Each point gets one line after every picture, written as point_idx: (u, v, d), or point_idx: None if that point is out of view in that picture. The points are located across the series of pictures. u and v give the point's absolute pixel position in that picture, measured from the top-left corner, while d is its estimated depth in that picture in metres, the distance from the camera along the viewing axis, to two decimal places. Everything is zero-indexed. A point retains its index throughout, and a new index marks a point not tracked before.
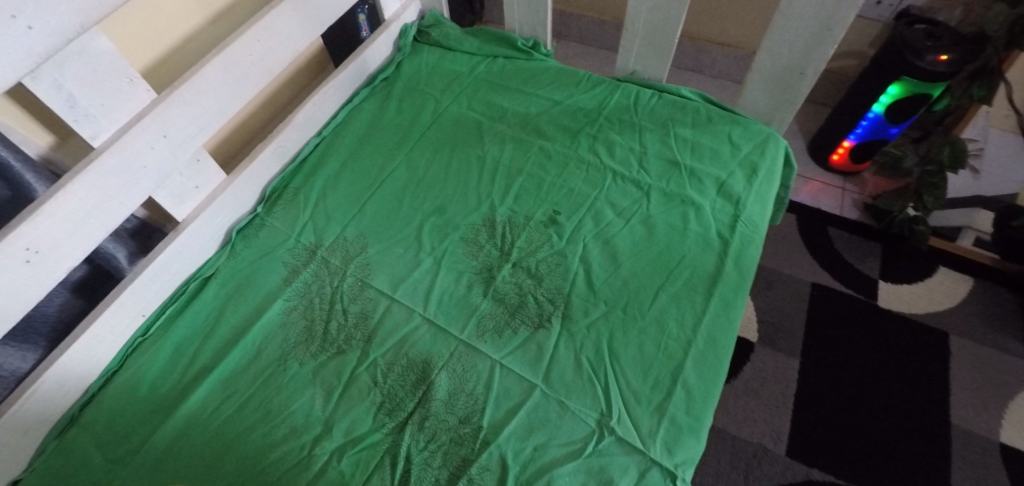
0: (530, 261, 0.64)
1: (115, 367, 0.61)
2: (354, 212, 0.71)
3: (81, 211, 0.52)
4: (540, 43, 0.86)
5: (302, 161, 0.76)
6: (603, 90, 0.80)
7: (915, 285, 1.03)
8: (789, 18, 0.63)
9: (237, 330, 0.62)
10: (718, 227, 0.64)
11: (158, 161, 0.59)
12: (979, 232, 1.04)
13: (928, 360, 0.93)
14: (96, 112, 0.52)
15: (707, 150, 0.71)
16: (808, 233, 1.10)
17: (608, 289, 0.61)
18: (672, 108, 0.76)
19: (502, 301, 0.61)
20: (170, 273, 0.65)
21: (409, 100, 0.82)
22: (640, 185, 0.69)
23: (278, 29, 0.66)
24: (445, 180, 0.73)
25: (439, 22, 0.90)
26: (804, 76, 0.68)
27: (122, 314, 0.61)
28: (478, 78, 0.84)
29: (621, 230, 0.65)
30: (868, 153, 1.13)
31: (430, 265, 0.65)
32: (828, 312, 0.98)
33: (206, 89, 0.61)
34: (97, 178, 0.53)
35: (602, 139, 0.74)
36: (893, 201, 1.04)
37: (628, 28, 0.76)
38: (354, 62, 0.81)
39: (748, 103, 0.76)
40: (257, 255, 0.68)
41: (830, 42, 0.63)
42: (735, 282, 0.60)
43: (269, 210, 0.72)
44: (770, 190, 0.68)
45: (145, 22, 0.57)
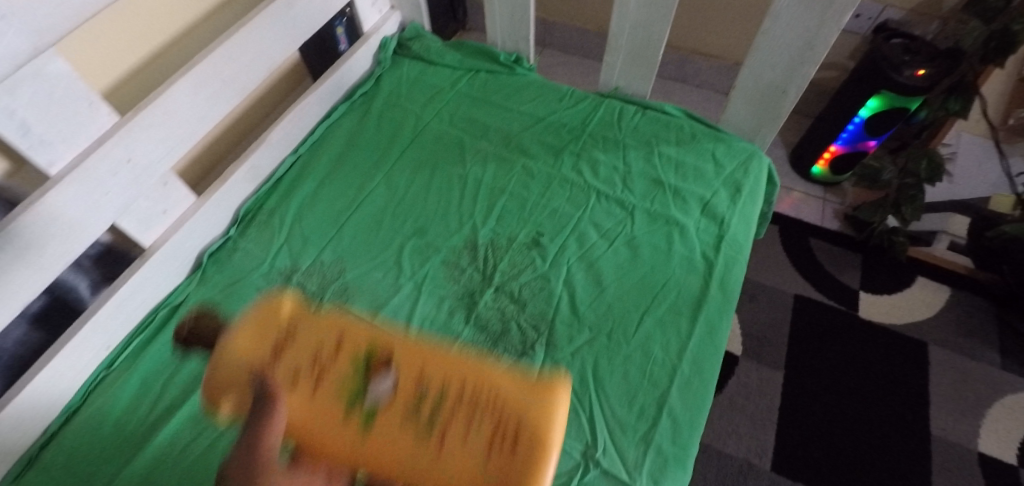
0: (513, 285, 0.62)
1: (78, 403, 0.58)
2: (332, 234, 0.69)
3: (37, 243, 0.49)
4: (522, 57, 0.84)
5: (277, 181, 0.74)
6: (587, 106, 0.79)
7: (895, 295, 1.03)
8: (771, 38, 0.63)
9: (208, 361, 0.60)
10: (703, 248, 0.64)
11: (122, 187, 0.56)
12: (953, 236, 1.06)
13: (908, 371, 0.94)
14: (52, 138, 0.49)
15: (690, 169, 0.70)
16: (790, 244, 1.10)
17: (592, 314, 0.60)
18: (656, 125, 0.75)
19: (485, 328, 0.59)
20: (136, 301, 0.62)
21: (388, 116, 0.80)
22: (625, 205, 0.68)
23: (250, 46, 0.64)
24: (426, 200, 0.71)
25: (420, 35, 0.88)
26: (786, 95, 0.68)
27: (85, 347, 0.58)
28: (459, 92, 0.82)
29: (605, 253, 0.64)
30: (848, 165, 1.14)
31: (411, 290, 0.63)
32: (810, 324, 0.99)
33: (173, 110, 0.58)
34: (54, 207, 0.50)
35: (586, 158, 0.73)
36: (873, 213, 1.05)
37: (610, 44, 0.75)
38: (332, 76, 0.78)
39: (731, 120, 0.76)
40: (229, 281, 0.66)
41: (812, 62, 0.63)
42: (720, 306, 0.60)
43: (242, 232, 0.70)
44: (754, 209, 0.68)
45: (107, 43, 0.55)
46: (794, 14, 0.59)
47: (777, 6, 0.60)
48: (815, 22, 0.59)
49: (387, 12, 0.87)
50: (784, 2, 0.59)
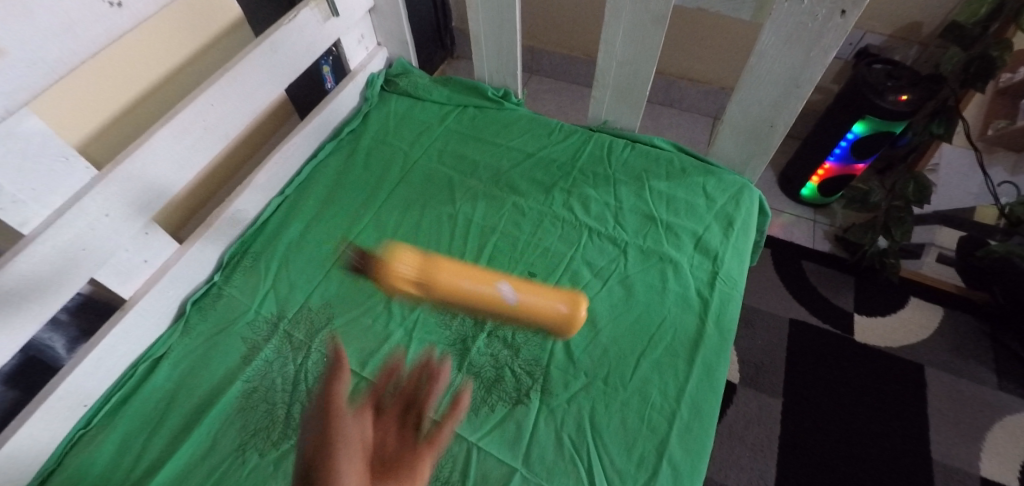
0: (506, 328, 0.61)
1: (52, 466, 0.55)
2: (319, 278, 0.67)
3: (9, 306, 0.47)
4: (510, 92, 0.85)
5: (263, 223, 0.73)
6: (576, 140, 0.78)
7: (889, 317, 1.03)
8: (757, 76, 0.63)
9: (191, 418, 0.58)
10: (697, 285, 0.63)
11: (99, 241, 0.54)
12: (942, 249, 1.05)
13: (908, 396, 0.93)
14: (25, 197, 0.47)
15: (682, 204, 0.70)
16: (783, 268, 1.10)
17: (587, 358, 0.58)
18: (646, 159, 0.75)
19: (478, 374, 0.58)
20: (116, 355, 0.60)
21: (376, 154, 0.79)
22: (617, 242, 0.67)
23: (233, 92, 0.63)
24: (416, 240, 0.70)
25: (407, 71, 0.88)
26: (774, 129, 0.68)
27: (60, 407, 0.56)
28: (448, 129, 0.81)
29: (599, 292, 0.63)
30: (837, 187, 1.13)
31: (401, 336, 0.61)
32: (807, 350, 0.98)
33: (153, 160, 0.57)
34: (28, 268, 0.48)
35: (577, 194, 0.72)
36: (863, 235, 1.04)
37: (598, 80, 0.75)
38: (318, 116, 0.78)
39: (720, 152, 0.76)
40: (214, 330, 0.64)
41: (799, 98, 0.63)
42: (717, 345, 0.59)
43: (226, 278, 0.68)
44: (747, 243, 0.67)
45: (84, 96, 0.55)
46: (779, 53, 0.60)
47: (761, 45, 0.60)
48: (799, 60, 0.59)
49: (373, 49, 0.87)
50: (769, 41, 0.59)
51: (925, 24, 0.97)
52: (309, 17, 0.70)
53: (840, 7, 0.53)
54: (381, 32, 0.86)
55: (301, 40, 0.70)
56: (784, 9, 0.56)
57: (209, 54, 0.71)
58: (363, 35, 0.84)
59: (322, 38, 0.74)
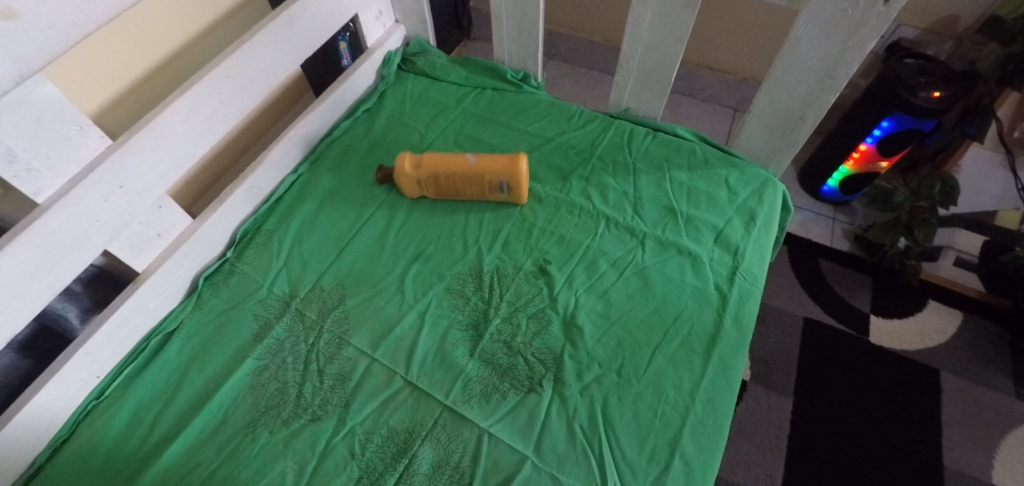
0: (519, 316, 0.60)
1: (66, 435, 0.56)
2: (332, 258, 0.66)
3: (22, 274, 0.47)
4: (530, 75, 0.83)
5: (277, 200, 0.72)
6: (596, 126, 0.77)
7: (906, 319, 1.01)
8: (790, 65, 0.61)
9: (202, 393, 0.58)
10: (716, 279, 0.62)
11: (114, 213, 0.53)
12: (960, 252, 1.01)
13: (924, 400, 0.92)
14: (40, 165, 0.46)
15: (703, 196, 0.68)
16: (799, 265, 1.08)
17: (601, 349, 0.57)
18: (667, 148, 0.73)
19: (490, 362, 0.57)
20: (129, 328, 0.60)
21: (392, 134, 0.78)
22: (635, 232, 0.66)
23: (249, 64, 0.62)
24: (430, 223, 0.69)
25: (425, 49, 0.86)
26: (803, 122, 0.66)
27: (74, 378, 0.56)
28: (465, 110, 0.80)
29: (615, 283, 0.62)
30: (858, 186, 1.11)
31: (413, 319, 0.61)
32: (821, 350, 0.97)
33: (169, 132, 0.56)
34: (42, 236, 0.47)
35: (595, 182, 0.71)
36: (884, 234, 1.02)
37: (622, 65, 0.73)
38: (334, 93, 0.76)
39: (745, 144, 0.74)
40: (225, 307, 0.64)
41: (832, 90, 0.61)
42: (735, 342, 0.57)
43: (239, 255, 0.67)
44: (769, 239, 0.66)
45: (96, 63, 0.54)
46: (815, 41, 0.57)
47: (796, 33, 0.58)
48: (836, 50, 0.57)
49: (391, 26, 0.85)
50: (804, 29, 0.57)
51: (963, 17, 0.94)
52: None
53: None
54: (400, 9, 0.84)
55: (319, 13, 0.68)
56: None
57: (226, 25, 0.70)
58: (381, 12, 0.82)
59: (340, 13, 0.72)
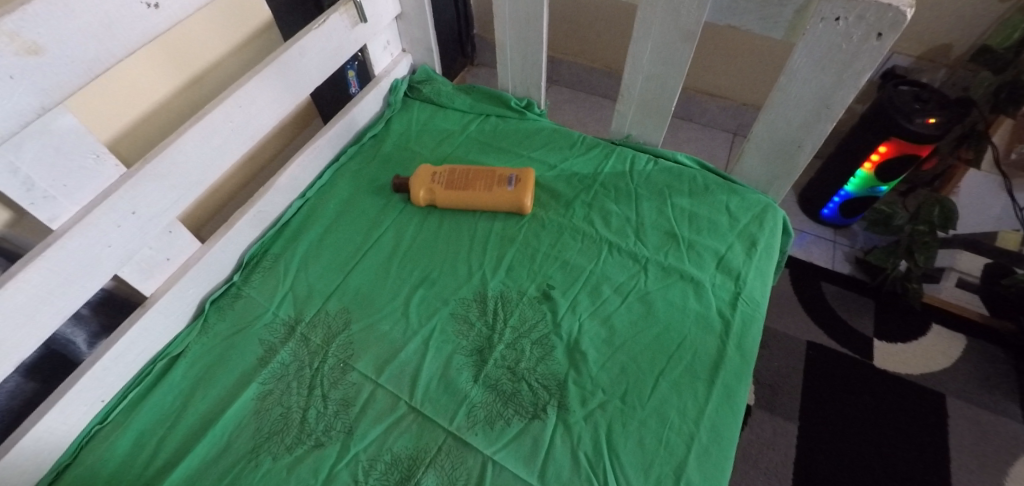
0: (523, 342, 0.60)
1: (68, 459, 0.55)
2: (338, 282, 0.67)
3: (33, 299, 0.48)
4: (533, 103, 0.85)
5: (284, 225, 0.73)
6: (598, 153, 0.78)
7: (910, 343, 1.01)
8: (787, 95, 0.62)
9: (206, 417, 0.58)
10: (719, 305, 0.62)
11: (125, 239, 0.54)
12: (961, 274, 1.03)
13: (931, 426, 0.91)
14: (56, 193, 0.48)
15: (704, 222, 0.69)
16: (801, 289, 1.08)
17: (605, 375, 0.57)
18: (668, 174, 0.74)
19: (494, 387, 0.57)
20: (135, 352, 0.61)
21: (397, 160, 0.79)
22: (637, 258, 0.66)
23: (261, 94, 0.63)
24: (434, 247, 0.69)
25: (431, 77, 0.88)
26: (801, 150, 0.67)
27: (79, 402, 0.56)
28: (470, 137, 0.82)
29: (618, 309, 0.62)
30: (858, 210, 1.12)
31: (418, 345, 0.61)
32: (825, 374, 0.96)
33: (182, 160, 0.57)
34: (54, 262, 0.48)
35: (598, 208, 0.72)
36: (885, 258, 1.02)
37: (623, 94, 0.75)
38: (342, 120, 0.78)
39: (745, 171, 0.75)
40: (231, 331, 0.64)
41: (829, 119, 0.62)
42: (738, 368, 0.57)
43: (246, 279, 0.68)
44: (770, 265, 0.66)
45: (109, 96, 0.57)
46: (812, 73, 0.59)
47: (792, 65, 0.59)
48: (831, 81, 0.58)
49: (398, 55, 0.87)
50: (800, 61, 0.58)
51: (955, 46, 0.96)
52: (338, 22, 0.70)
53: (877, 29, 0.52)
54: (407, 39, 0.87)
55: (329, 44, 0.70)
56: (818, 29, 0.55)
57: (235, 58, 0.73)
58: (388, 41, 0.84)
59: (349, 44, 0.74)
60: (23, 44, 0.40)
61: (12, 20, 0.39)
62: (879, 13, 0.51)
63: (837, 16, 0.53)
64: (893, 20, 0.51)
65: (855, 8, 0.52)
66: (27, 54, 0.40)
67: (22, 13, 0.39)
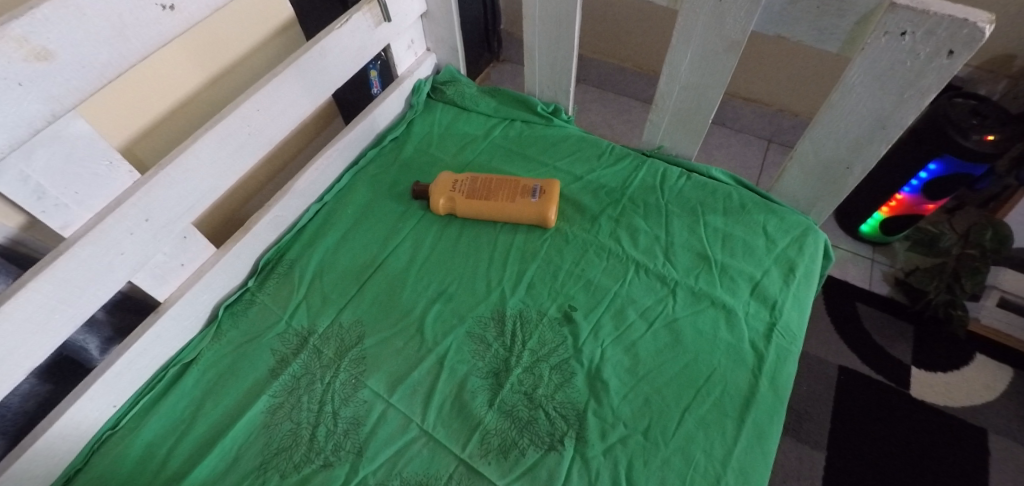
0: (542, 366, 0.57)
1: (79, 465, 0.55)
2: (352, 293, 0.65)
3: (44, 307, 0.47)
4: (561, 109, 0.81)
5: (300, 230, 0.71)
6: (628, 164, 0.74)
7: (951, 374, 0.94)
8: (840, 113, 0.58)
9: (215, 429, 0.56)
10: (752, 336, 0.58)
11: (138, 246, 0.53)
12: (1003, 292, 0.93)
13: (973, 463, 0.85)
14: (68, 201, 0.47)
15: (739, 243, 0.65)
16: (835, 309, 1.03)
17: (627, 407, 0.54)
18: (702, 190, 0.70)
19: (510, 414, 0.55)
20: (147, 358, 0.60)
21: (417, 165, 0.77)
22: (666, 280, 0.63)
23: (280, 96, 0.61)
24: (452, 260, 0.67)
25: (455, 78, 0.85)
26: (850, 172, 0.63)
27: (90, 408, 0.55)
28: (493, 143, 0.78)
29: (644, 336, 0.59)
30: (899, 228, 1.05)
31: (432, 364, 0.59)
32: (857, 401, 0.91)
33: (196, 166, 0.55)
34: (65, 271, 0.47)
35: (625, 224, 0.68)
36: (928, 280, 0.96)
37: (657, 103, 0.71)
38: (362, 122, 0.75)
39: (785, 189, 0.70)
40: (243, 340, 0.63)
41: (884, 141, 0.58)
42: (771, 407, 0.54)
43: (260, 284, 0.67)
44: (809, 294, 0.62)
45: (123, 102, 0.56)
46: (869, 91, 0.54)
47: (848, 81, 0.54)
48: (891, 101, 0.54)
49: (422, 54, 0.84)
50: (857, 78, 0.54)
51: (1020, 56, 0.88)
52: (360, 22, 0.67)
53: (949, 46, 0.47)
54: (432, 38, 0.83)
55: (351, 44, 0.68)
56: (880, 43, 0.50)
57: (255, 58, 0.71)
58: (412, 40, 0.81)
59: (372, 44, 0.71)
60: (32, 50, 0.38)
61: (20, 25, 0.37)
62: (952, 29, 0.46)
63: (903, 30, 0.48)
64: (969, 37, 0.45)
65: (926, 23, 0.46)
66: (36, 60, 0.39)
67: (30, 17, 0.37)
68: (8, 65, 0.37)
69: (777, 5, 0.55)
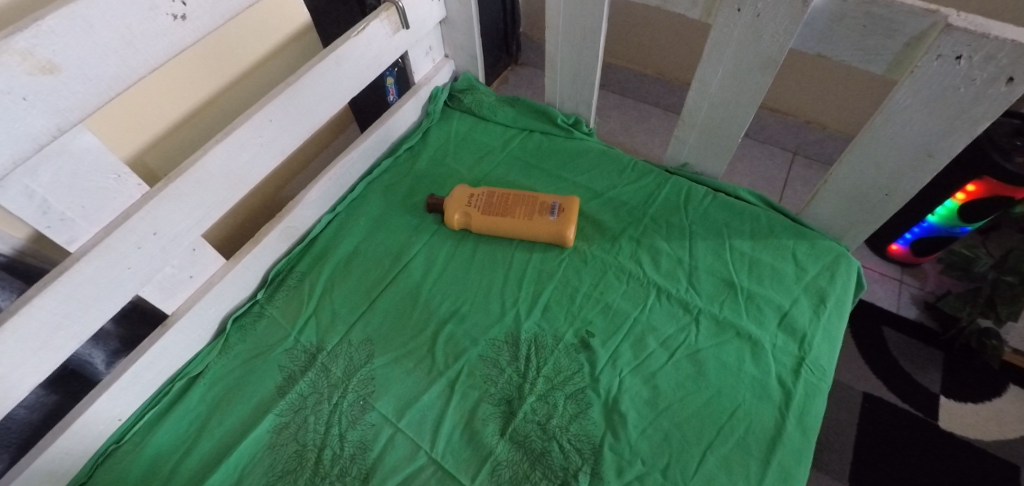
0: (556, 395, 0.55)
1: (82, 480, 0.54)
2: (362, 310, 0.63)
3: (49, 324, 0.45)
4: (581, 121, 0.79)
5: (311, 241, 0.69)
6: (651, 181, 0.71)
7: (982, 405, 0.88)
8: (882, 137, 0.54)
9: (219, 448, 0.55)
10: (780, 371, 0.55)
11: (145, 260, 0.52)
12: None
13: None
14: (73, 215, 0.46)
15: (766, 270, 0.62)
16: (860, 331, 0.97)
17: (645, 443, 0.52)
18: (728, 211, 0.67)
19: (522, 445, 0.52)
20: (153, 372, 0.58)
21: (432, 176, 0.75)
22: (689, 308, 0.60)
23: (294, 105, 0.59)
24: (466, 279, 0.65)
25: (473, 86, 0.83)
26: (889, 198, 0.59)
27: (95, 422, 0.54)
28: (511, 155, 0.76)
29: (664, 367, 0.56)
30: (932, 249, 0.97)
31: (443, 388, 0.57)
32: (882, 430, 0.86)
33: (206, 179, 0.54)
34: (71, 287, 0.46)
35: (647, 245, 0.65)
36: (962, 307, 0.89)
37: (683, 119, 0.68)
38: (378, 130, 0.73)
39: (817, 213, 0.67)
40: (252, 354, 0.61)
41: (929, 169, 0.54)
42: (798, 447, 0.50)
43: (270, 296, 0.65)
44: (841, 326, 0.58)
45: (134, 112, 0.55)
46: (915, 117, 0.51)
47: (893, 105, 0.51)
48: (940, 127, 0.50)
49: (440, 61, 0.82)
50: (903, 102, 0.50)
51: None
52: (378, 29, 0.65)
53: (1009, 73, 0.44)
54: (450, 44, 0.81)
55: (369, 52, 0.66)
56: (931, 67, 0.47)
57: (269, 64, 0.69)
58: (430, 47, 0.79)
59: (390, 51, 0.69)
60: (37, 63, 0.37)
61: (24, 38, 0.35)
62: (1014, 55, 0.42)
63: (959, 54, 0.45)
64: None
65: (984, 47, 0.43)
66: (42, 73, 0.37)
67: (34, 29, 0.36)
68: (12, 79, 0.36)
69: (820, 22, 0.51)
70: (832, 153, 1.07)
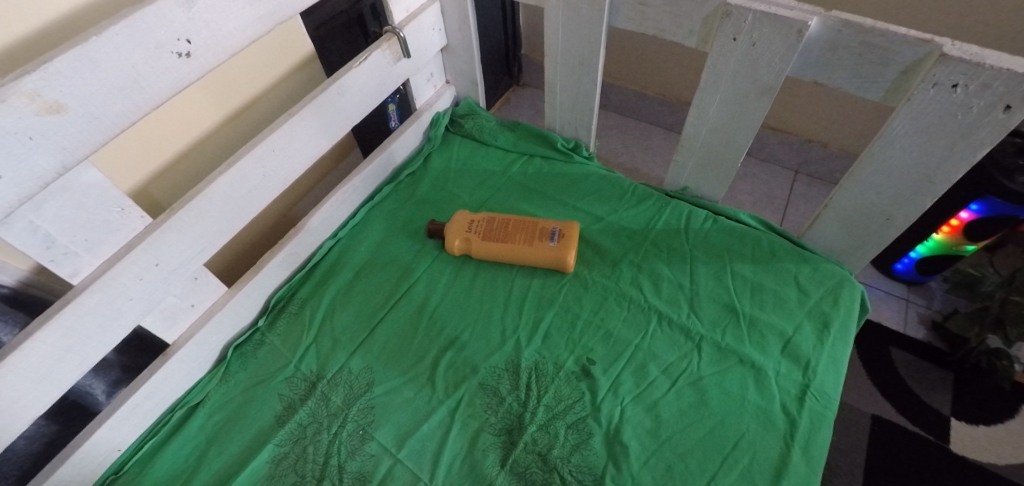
0: (557, 424, 0.54)
1: None
2: (362, 337, 0.63)
3: (50, 358, 0.46)
4: (581, 145, 0.79)
5: (313, 267, 0.70)
6: (651, 205, 0.71)
7: (995, 428, 0.86)
8: (881, 163, 0.54)
9: (217, 479, 0.54)
10: (784, 399, 0.54)
11: (148, 291, 0.52)
12: None
13: None
14: (77, 248, 0.46)
15: (769, 295, 0.62)
16: (868, 352, 0.96)
17: (648, 475, 0.51)
18: (729, 235, 0.67)
19: (523, 477, 0.52)
20: (153, 401, 0.58)
21: (433, 202, 0.75)
22: (690, 334, 0.60)
23: (297, 135, 0.60)
24: (468, 305, 0.64)
25: (474, 111, 0.84)
26: (891, 223, 0.59)
27: (94, 453, 0.54)
28: (512, 179, 0.77)
29: (666, 395, 0.56)
30: (939, 268, 0.95)
31: (443, 416, 0.56)
32: (894, 454, 0.84)
33: (208, 210, 0.54)
34: (73, 319, 0.46)
35: (648, 270, 0.65)
36: (969, 327, 0.86)
37: (682, 144, 0.68)
38: (380, 156, 0.74)
39: (819, 236, 0.67)
40: (253, 382, 0.61)
41: (930, 195, 0.54)
42: (805, 479, 0.49)
43: (271, 324, 0.65)
44: (846, 352, 0.57)
45: (136, 146, 0.55)
46: (914, 143, 0.51)
47: (891, 131, 0.51)
48: (940, 154, 0.50)
49: (441, 87, 0.83)
50: (902, 129, 0.50)
51: None
52: (380, 59, 0.66)
53: (1006, 101, 0.44)
54: (451, 70, 0.82)
55: (371, 81, 0.67)
56: (927, 95, 0.47)
57: (274, 92, 0.70)
58: (432, 74, 0.80)
59: (392, 79, 0.70)
60: (44, 104, 0.38)
61: (32, 80, 0.36)
62: (1009, 84, 0.43)
63: (955, 83, 0.45)
64: None
65: (980, 76, 0.43)
66: (48, 113, 0.38)
67: (42, 72, 0.37)
68: (19, 120, 0.37)
69: (815, 50, 0.52)
70: (834, 172, 1.06)
